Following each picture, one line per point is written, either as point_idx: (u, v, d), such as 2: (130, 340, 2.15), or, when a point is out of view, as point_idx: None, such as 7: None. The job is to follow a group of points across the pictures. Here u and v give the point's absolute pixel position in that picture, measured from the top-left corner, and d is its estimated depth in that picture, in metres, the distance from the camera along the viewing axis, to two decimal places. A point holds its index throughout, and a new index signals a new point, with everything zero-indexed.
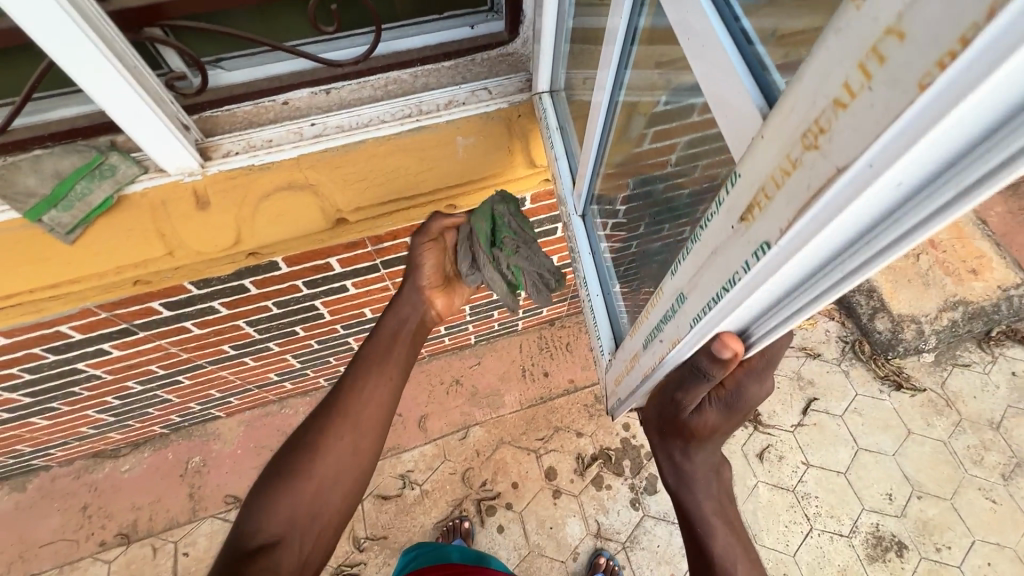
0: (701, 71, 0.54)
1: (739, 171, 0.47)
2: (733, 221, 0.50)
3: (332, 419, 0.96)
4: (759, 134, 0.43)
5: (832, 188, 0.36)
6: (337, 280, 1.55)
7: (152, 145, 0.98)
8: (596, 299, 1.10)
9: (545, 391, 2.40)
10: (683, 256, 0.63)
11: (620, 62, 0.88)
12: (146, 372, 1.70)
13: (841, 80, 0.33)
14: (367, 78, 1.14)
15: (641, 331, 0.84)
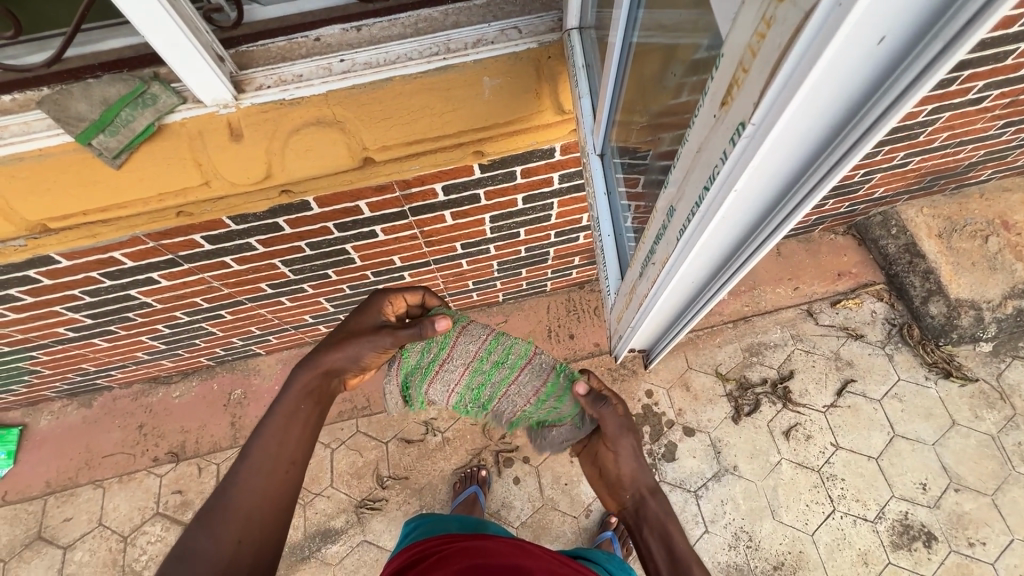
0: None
1: (724, 50, 0.48)
2: (718, 104, 0.51)
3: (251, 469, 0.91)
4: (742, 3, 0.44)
5: (795, 43, 0.36)
6: (367, 225, 1.58)
7: (189, 74, 1.01)
8: (607, 240, 1.21)
9: (569, 352, 2.42)
10: (679, 156, 0.65)
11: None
12: (192, 304, 1.82)
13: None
14: (397, 15, 1.11)
15: (641, 253, 0.89)
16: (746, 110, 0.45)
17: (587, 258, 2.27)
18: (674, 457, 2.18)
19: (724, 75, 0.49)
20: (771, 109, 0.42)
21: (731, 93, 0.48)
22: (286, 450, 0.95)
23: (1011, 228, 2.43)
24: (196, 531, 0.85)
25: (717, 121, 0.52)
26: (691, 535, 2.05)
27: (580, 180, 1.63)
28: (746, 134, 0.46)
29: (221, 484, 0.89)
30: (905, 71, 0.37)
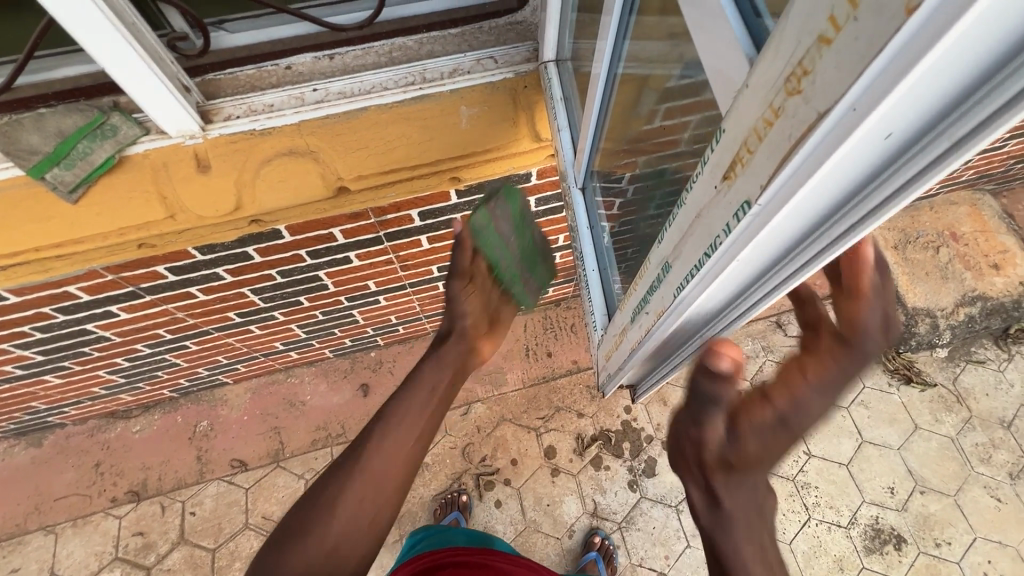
0: (711, 47, 0.54)
1: (725, 126, 0.50)
2: (722, 173, 0.52)
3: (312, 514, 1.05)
4: (746, 86, 0.45)
5: (809, 136, 0.38)
6: (341, 252, 1.55)
7: (154, 107, 0.97)
8: (591, 273, 1.20)
9: (548, 371, 2.42)
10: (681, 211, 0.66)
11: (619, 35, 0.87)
12: (154, 336, 1.74)
13: (815, 34, 0.35)
14: (371, 44, 1.13)
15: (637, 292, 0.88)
16: (755, 185, 0.46)
17: (563, 276, 2.29)
18: (654, 472, 2.20)
19: (729, 146, 0.50)
20: (789, 184, 0.43)
21: (738, 166, 0.49)
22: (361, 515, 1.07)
23: (959, 239, 2.57)
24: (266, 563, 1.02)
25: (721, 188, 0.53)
26: (673, 550, 2.08)
27: (557, 202, 1.64)
28: (751, 213, 0.48)
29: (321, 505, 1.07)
30: (905, 169, 0.39)
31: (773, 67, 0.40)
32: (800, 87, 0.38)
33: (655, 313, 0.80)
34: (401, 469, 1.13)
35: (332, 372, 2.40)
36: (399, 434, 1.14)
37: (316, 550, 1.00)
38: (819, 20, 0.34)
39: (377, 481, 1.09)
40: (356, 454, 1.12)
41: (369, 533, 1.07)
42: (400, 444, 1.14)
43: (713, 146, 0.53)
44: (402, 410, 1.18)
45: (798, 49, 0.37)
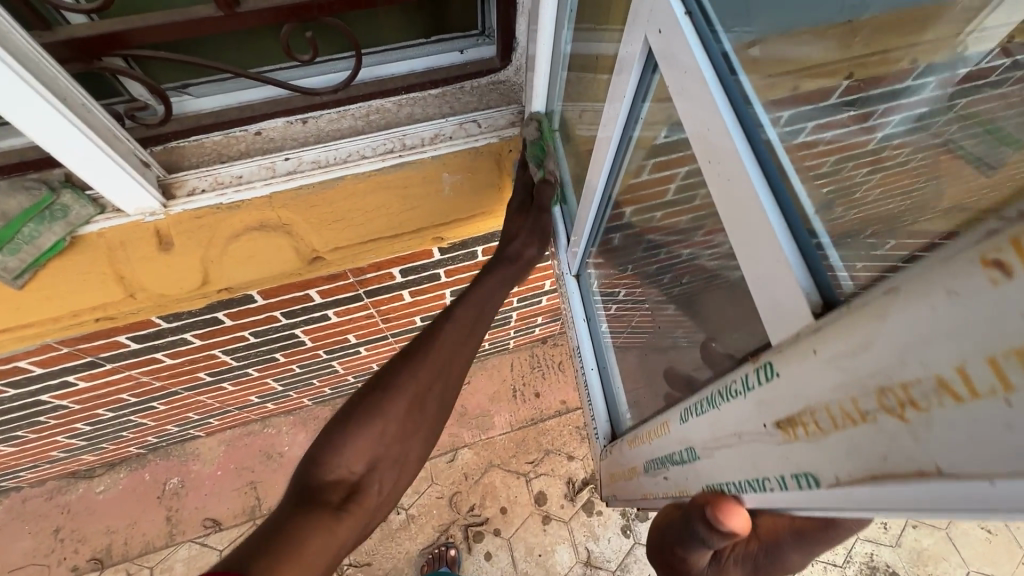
0: (735, 219, 0.49)
1: (773, 362, 0.39)
2: (766, 421, 0.40)
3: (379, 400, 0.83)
4: (811, 349, 0.35)
5: (911, 481, 0.29)
6: (318, 310, 1.47)
7: (110, 189, 0.90)
8: (591, 373, 1.08)
9: (536, 412, 2.35)
10: (696, 419, 0.52)
11: (620, 145, 0.82)
12: (117, 400, 1.63)
13: (952, 359, 0.26)
14: (347, 107, 1.08)
15: (637, 454, 0.72)
16: (829, 470, 0.35)
17: (550, 316, 2.24)
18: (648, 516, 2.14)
19: (782, 400, 0.38)
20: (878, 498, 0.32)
21: (795, 431, 0.37)
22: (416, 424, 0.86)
23: None
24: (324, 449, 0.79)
25: (766, 439, 0.41)
26: None
27: None
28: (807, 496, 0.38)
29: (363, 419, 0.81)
30: None
31: (864, 354, 0.31)
32: (920, 404, 0.28)
33: (661, 496, 0.64)
34: (454, 376, 0.91)
35: (311, 420, 2.29)
36: (456, 340, 0.91)
37: (359, 457, 0.79)
38: (966, 342, 0.25)
39: (425, 397, 0.87)
40: (406, 362, 0.87)
41: (413, 452, 0.86)
42: (454, 357, 0.90)
43: (748, 379, 0.42)
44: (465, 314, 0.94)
45: (918, 354, 0.27)
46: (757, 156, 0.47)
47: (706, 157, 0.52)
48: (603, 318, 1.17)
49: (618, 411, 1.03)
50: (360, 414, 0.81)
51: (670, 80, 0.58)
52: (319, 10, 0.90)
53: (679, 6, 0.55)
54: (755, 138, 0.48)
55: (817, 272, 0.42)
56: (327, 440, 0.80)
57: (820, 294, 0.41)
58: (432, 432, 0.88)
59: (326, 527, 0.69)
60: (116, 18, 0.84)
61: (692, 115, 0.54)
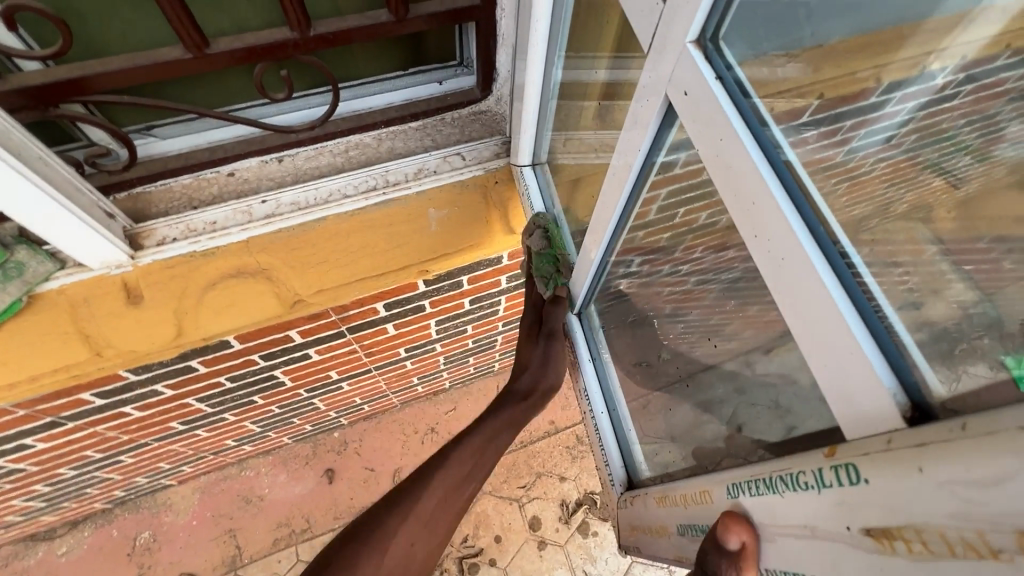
0: (785, 292, 0.47)
1: (859, 463, 0.39)
2: (850, 523, 0.40)
3: (407, 507, 0.92)
4: (916, 466, 0.34)
5: None
6: (299, 349, 1.40)
7: (69, 244, 0.84)
8: (602, 418, 1.00)
9: (525, 435, 2.31)
10: (750, 499, 0.52)
11: (641, 172, 0.72)
12: (80, 458, 1.51)
13: None
14: (325, 144, 1.04)
15: (671, 514, 0.68)
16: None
17: None
18: None
19: (874, 504, 0.38)
20: None
21: (892, 544, 0.36)
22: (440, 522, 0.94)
23: None
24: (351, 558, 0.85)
25: (848, 542, 0.40)
26: None
27: None
28: None
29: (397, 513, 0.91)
30: None
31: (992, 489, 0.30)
32: None
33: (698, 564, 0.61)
34: (450, 500, 0.96)
35: (291, 460, 2.19)
36: (471, 468, 0.99)
37: (363, 572, 0.84)
38: None
39: (428, 515, 0.92)
40: (405, 503, 0.92)
41: (417, 559, 0.90)
42: (456, 485, 0.97)
43: (825, 474, 0.42)
44: (467, 463, 0.99)
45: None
46: (818, 241, 0.45)
47: (751, 230, 0.50)
48: (609, 357, 1.08)
49: (634, 461, 0.97)
50: (366, 536, 0.88)
51: (697, 141, 0.55)
52: (294, 47, 0.86)
53: (709, 68, 0.51)
54: (812, 218, 0.46)
55: (899, 371, 0.40)
56: (340, 560, 0.85)
57: (909, 397, 0.39)
58: (435, 549, 0.93)
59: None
60: (74, 63, 0.79)
61: (728, 179, 0.51)
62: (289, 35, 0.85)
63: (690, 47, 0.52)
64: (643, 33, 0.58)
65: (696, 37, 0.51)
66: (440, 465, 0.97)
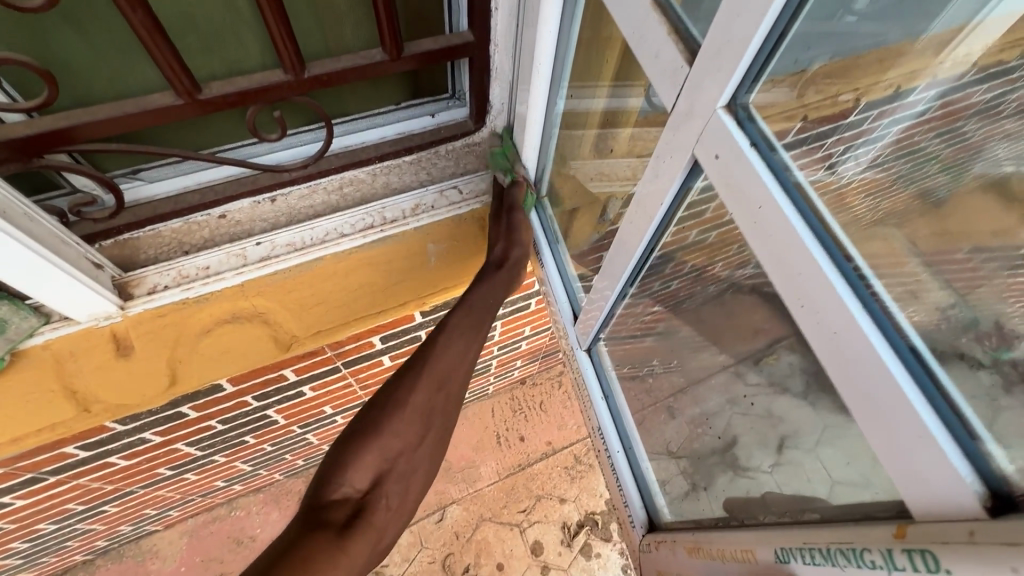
0: (837, 366, 0.48)
1: (943, 558, 0.39)
2: None
3: (408, 376, 0.77)
4: (1010, 565, 0.34)
5: None
6: (294, 387, 1.37)
7: (56, 299, 0.80)
8: (618, 456, 0.96)
9: (523, 457, 2.27)
10: (804, 566, 0.52)
11: (659, 227, 0.72)
12: (62, 511, 1.44)
13: None
14: (318, 181, 1.02)
15: (706, 565, 0.68)
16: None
17: (529, 357, 2.20)
18: None
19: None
20: None
21: None
22: (438, 408, 0.79)
23: None
24: (329, 468, 0.68)
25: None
26: None
27: (522, 301, 1.58)
28: None
29: (384, 411, 0.73)
30: None
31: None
32: None
33: None
34: (452, 400, 0.82)
35: (284, 496, 2.12)
36: (461, 351, 0.83)
37: (363, 474, 0.69)
38: None
39: (431, 413, 0.78)
40: (404, 374, 0.78)
41: (419, 471, 0.77)
42: (457, 369, 0.82)
43: (896, 556, 0.42)
44: (463, 330, 0.84)
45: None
46: (874, 321, 0.46)
47: (796, 298, 0.51)
48: (620, 390, 1.03)
49: (654, 501, 0.93)
50: (362, 433, 0.71)
51: (734, 210, 0.56)
52: (289, 89, 0.85)
53: (742, 136, 0.53)
54: (865, 297, 0.47)
55: (967, 449, 0.41)
56: (332, 457, 0.70)
57: (986, 485, 0.40)
58: (439, 445, 0.81)
59: (336, 555, 0.59)
60: (60, 113, 0.77)
61: (771, 251, 0.52)
62: (283, 77, 0.83)
63: (720, 113, 0.53)
64: (667, 95, 0.60)
65: (727, 102, 0.53)
66: (436, 340, 0.82)
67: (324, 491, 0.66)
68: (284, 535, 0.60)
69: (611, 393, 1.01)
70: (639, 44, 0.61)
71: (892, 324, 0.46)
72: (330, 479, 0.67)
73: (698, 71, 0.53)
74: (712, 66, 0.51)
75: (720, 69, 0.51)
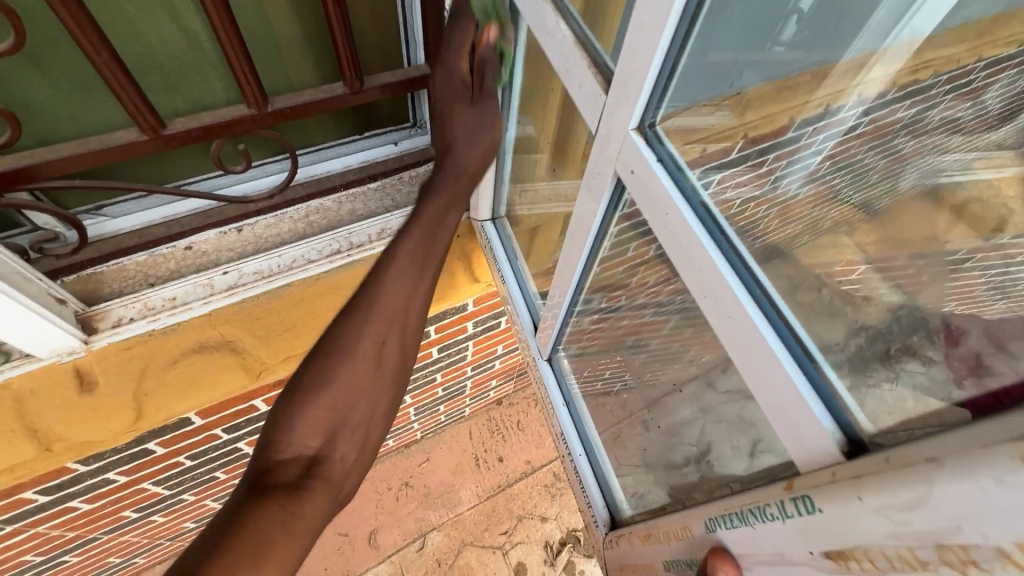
0: (734, 346, 0.54)
1: (817, 503, 0.41)
2: (811, 548, 0.43)
3: (353, 314, 0.71)
4: (855, 495, 0.38)
5: None
6: (265, 418, 1.35)
7: (16, 336, 0.80)
8: (581, 459, 1.01)
9: (502, 478, 2.27)
10: (726, 532, 0.54)
11: (598, 235, 0.78)
12: (18, 564, 1.37)
13: (997, 531, 0.29)
14: (284, 211, 1.04)
15: (655, 551, 0.70)
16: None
17: (504, 377, 2.22)
18: None
19: (827, 534, 0.41)
20: None
21: (848, 564, 0.40)
22: (389, 353, 0.73)
23: None
24: (278, 423, 0.64)
25: (811, 565, 0.43)
26: None
27: (493, 320, 1.61)
28: None
29: (331, 356, 0.68)
30: None
31: (912, 511, 0.34)
32: (976, 562, 0.30)
33: None
34: (409, 336, 0.76)
35: None
36: (410, 281, 0.75)
37: (313, 431, 0.64)
38: (1016, 523, 0.28)
39: (385, 349, 0.72)
40: (352, 314, 0.71)
41: (377, 412, 0.71)
42: (409, 300, 0.75)
43: (787, 506, 0.45)
44: (413, 253, 0.76)
45: (970, 525, 0.30)
46: (756, 301, 0.51)
47: (701, 289, 0.56)
48: (579, 396, 1.09)
49: (616, 500, 0.97)
50: (310, 382, 0.66)
51: (645, 213, 0.62)
52: (253, 123, 0.88)
53: (649, 151, 0.59)
54: (752, 284, 0.52)
55: (832, 409, 0.47)
56: (276, 418, 0.65)
57: (844, 433, 0.45)
58: (398, 378, 0.74)
59: (289, 512, 0.54)
60: (23, 152, 0.78)
61: (676, 246, 0.59)
62: (246, 112, 0.87)
63: (633, 134, 0.60)
64: (590, 118, 0.66)
65: (637, 124, 0.60)
66: (384, 270, 0.75)
67: (273, 454, 0.61)
68: (222, 511, 0.53)
69: (571, 399, 1.07)
70: (566, 75, 0.67)
71: (775, 306, 0.52)
72: (278, 440, 0.62)
73: (611, 98, 0.60)
74: (622, 95, 0.58)
75: (627, 96, 0.58)
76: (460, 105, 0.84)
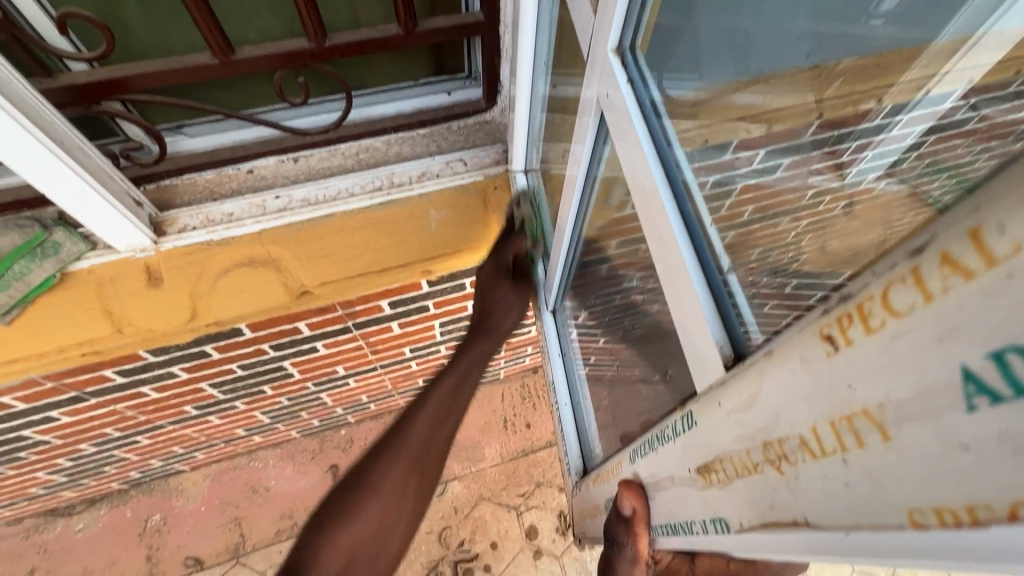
0: (665, 271, 0.55)
1: (694, 418, 0.45)
2: (688, 467, 0.47)
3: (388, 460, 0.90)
4: (718, 402, 0.41)
5: (797, 529, 0.35)
6: (307, 342, 1.47)
7: (101, 225, 0.92)
8: (565, 408, 1.09)
9: (526, 444, 2.32)
10: (639, 463, 0.59)
11: (586, 183, 0.82)
12: (100, 434, 1.61)
13: (809, 421, 0.32)
14: (337, 146, 1.10)
15: (602, 491, 0.75)
16: (734, 518, 0.42)
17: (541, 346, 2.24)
18: None
19: (699, 446, 0.44)
20: (774, 543, 0.38)
21: (708, 477, 0.44)
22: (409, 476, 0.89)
23: None
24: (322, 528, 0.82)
25: (690, 482, 0.47)
26: None
27: None
28: (728, 533, 0.43)
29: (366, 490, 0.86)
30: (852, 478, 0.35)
31: (750, 411, 0.37)
32: (791, 458, 0.34)
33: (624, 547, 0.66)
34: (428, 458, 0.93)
35: (298, 454, 2.17)
36: (433, 421, 0.97)
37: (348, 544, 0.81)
38: (818, 408, 0.31)
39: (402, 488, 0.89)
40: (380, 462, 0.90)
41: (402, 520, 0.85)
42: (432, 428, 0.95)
43: (675, 424, 0.49)
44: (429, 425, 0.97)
45: (787, 415, 0.33)
46: (685, 220, 0.53)
47: (645, 215, 0.58)
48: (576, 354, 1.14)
49: (592, 449, 1.01)
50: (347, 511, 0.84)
51: (617, 140, 0.63)
52: (311, 56, 0.94)
53: (621, 73, 0.59)
54: (682, 199, 0.54)
55: (729, 323, 0.48)
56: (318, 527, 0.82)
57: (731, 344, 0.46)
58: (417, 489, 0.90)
59: None
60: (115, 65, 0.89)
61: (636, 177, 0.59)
62: (306, 45, 0.92)
63: (611, 54, 0.60)
64: (585, 36, 0.65)
65: (616, 45, 0.59)
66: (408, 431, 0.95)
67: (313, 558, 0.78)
68: None
69: (568, 354, 1.13)
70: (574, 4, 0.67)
71: (703, 228, 0.53)
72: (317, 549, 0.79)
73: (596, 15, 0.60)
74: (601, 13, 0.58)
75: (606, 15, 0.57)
76: (503, 280, 1.10)
